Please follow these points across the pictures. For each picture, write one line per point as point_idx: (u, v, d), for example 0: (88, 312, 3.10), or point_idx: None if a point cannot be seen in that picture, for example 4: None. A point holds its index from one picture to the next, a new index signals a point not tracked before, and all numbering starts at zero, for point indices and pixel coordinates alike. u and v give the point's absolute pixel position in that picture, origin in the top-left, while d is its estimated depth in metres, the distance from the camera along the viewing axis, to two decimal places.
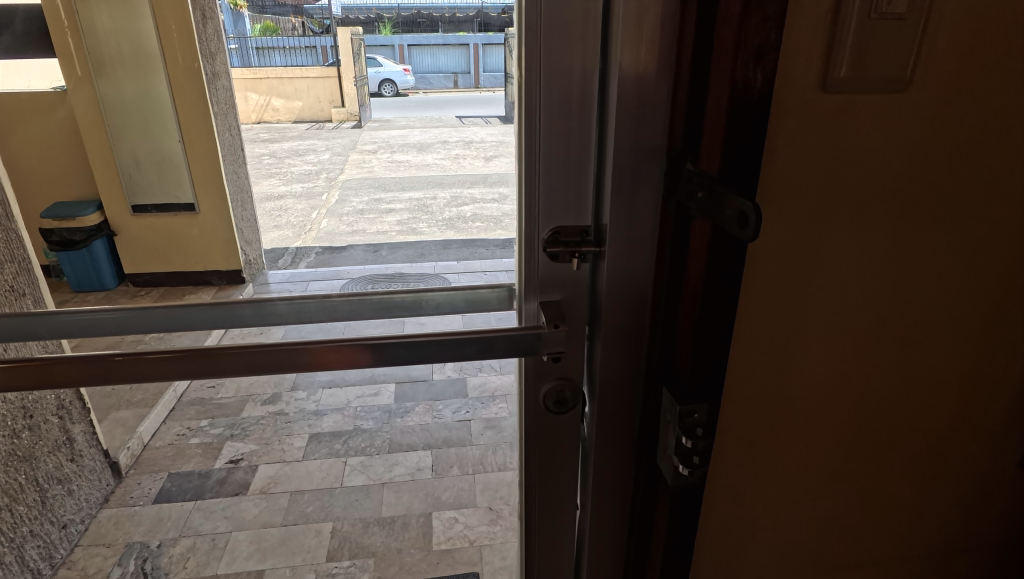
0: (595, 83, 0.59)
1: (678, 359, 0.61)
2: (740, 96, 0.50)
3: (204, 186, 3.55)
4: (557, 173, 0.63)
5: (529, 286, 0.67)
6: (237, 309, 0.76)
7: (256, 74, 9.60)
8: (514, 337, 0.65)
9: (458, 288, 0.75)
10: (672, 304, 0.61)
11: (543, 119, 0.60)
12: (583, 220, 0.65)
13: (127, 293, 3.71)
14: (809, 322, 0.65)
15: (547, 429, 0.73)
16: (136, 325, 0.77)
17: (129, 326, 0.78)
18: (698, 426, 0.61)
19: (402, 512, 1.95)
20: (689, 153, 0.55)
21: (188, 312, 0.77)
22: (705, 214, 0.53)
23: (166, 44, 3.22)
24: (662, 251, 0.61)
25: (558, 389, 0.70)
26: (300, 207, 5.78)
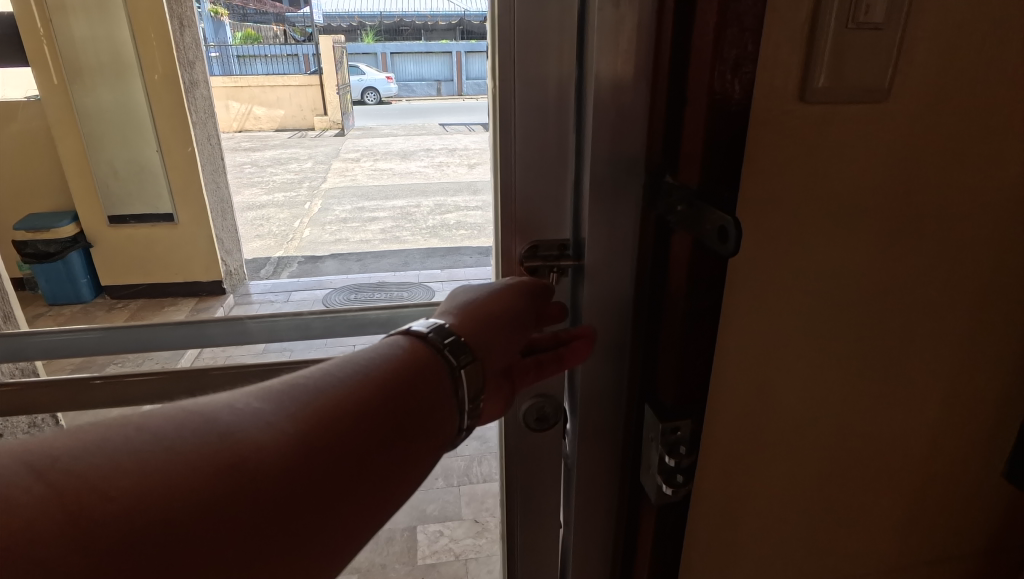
0: (571, 92, 0.58)
1: (662, 375, 0.59)
2: (718, 105, 0.48)
3: (183, 196, 3.49)
4: (533, 185, 0.61)
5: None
6: (204, 327, 0.74)
7: (237, 83, 9.49)
8: None
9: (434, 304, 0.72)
10: (654, 318, 0.60)
11: (518, 129, 0.59)
12: (561, 234, 0.64)
13: (105, 307, 3.63)
14: (789, 334, 0.64)
15: (529, 447, 0.72)
16: (102, 347, 0.75)
17: (92, 349, 0.75)
18: (681, 443, 0.59)
19: (389, 527, 2.15)
20: (668, 166, 0.54)
21: (154, 331, 0.74)
22: (685, 227, 0.52)
23: (143, 53, 3.16)
24: (642, 263, 0.60)
25: (538, 406, 0.69)
26: (282, 216, 5.73)
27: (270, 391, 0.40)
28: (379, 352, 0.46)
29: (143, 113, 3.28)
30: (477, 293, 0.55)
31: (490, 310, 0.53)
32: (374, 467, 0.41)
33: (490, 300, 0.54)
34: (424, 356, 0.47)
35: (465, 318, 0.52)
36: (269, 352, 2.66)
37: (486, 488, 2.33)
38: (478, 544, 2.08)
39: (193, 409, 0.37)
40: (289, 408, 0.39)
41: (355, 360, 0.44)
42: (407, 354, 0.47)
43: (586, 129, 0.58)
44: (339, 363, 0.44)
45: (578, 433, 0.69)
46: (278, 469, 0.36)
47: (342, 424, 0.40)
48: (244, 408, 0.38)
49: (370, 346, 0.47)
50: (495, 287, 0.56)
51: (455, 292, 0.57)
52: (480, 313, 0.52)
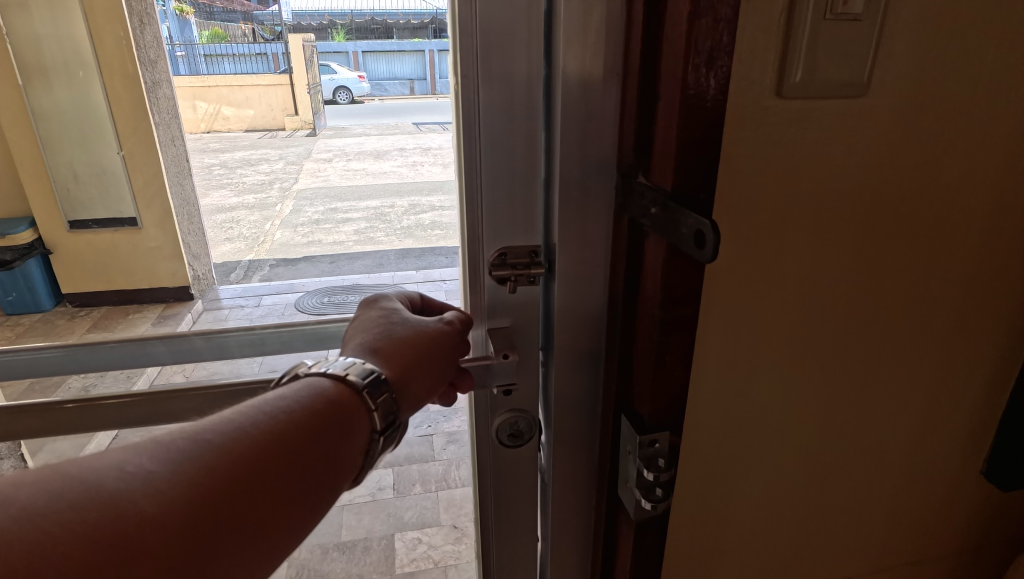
0: (537, 92, 0.55)
1: (639, 385, 0.57)
2: (692, 103, 0.45)
3: (148, 200, 3.40)
4: (501, 191, 0.58)
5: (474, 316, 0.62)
6: (146, 346, 0.69)
7: (205, 82, 9.26)
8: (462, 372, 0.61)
9: None
10: (627, 324, 0.57)
11: (484, 128, 0.55)
12: (532, 240, 0.61)
13: (66, 314, 3.44)
14: (769, 339, 0.61)
15: (503, 466, 0.69)
16: (50, 367, 0.69)
17: (41, 370, 0.69)
18: (659, 457, 0.57)
19: (364, 536, 2.12)
20: (641, 167, 0.51)
21: (101, 351, 0.69)
22: (660, 231, 0.49)
23: (101, 52, 3.06)
24: (617, 269, 0.57)
25: (512, 421, 0.66)
26: (253, 218, 5.61)
27: (166, 450, 0.38)
28: (302, 407, 0.43)
29: (103, 114, 3.18)
30: (413, 334, 0.53)
31: (436, 354, 0.53)
32: (271, 537, 0.40)
33: (439, 342, 0.53)
34: (352, 411, 0.46)
35: (406, 357, 0.51)
36: (237, 368, 2.54)
37: (465, 492, 2.31)
38: (458, 550, 2.06)
39: (68, 476, 0.34)
40: (187, 470, 0.37)
41: (273, 413, 0.42)
42: (336, 406, 0.45)
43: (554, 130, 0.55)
44: (252, 413, 0.42)
45: (552, 450, 0.66)
46: (165, 541, 0.34)
47: (260, 480, 0.39)
48: (134, 472, 0.36)
49: (294, 395, 0.44)
50: (429, 328, 0.54)
51: (390, 319, 0.54)
52: (426, 355, 0.52)
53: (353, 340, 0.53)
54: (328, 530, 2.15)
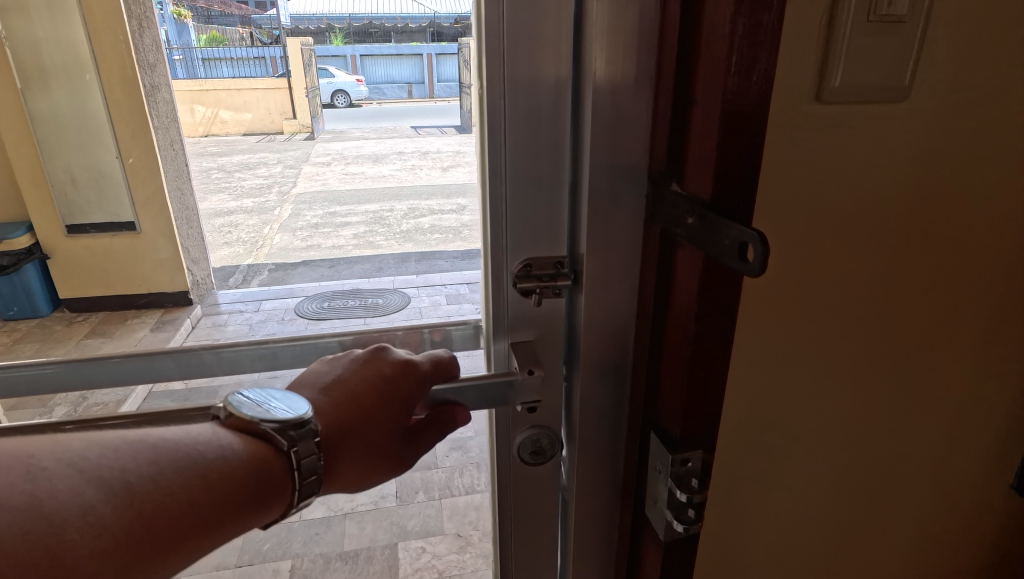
0: (564, 100, 0.53)
1: (668, 403, 0.54)
2: (732, 109, 0.43)
3: (146, 204, 3.36)
4: (525, 200, 0.56)
5: (494, 329, 0.62)
6: (154, 361, 0.67)
7: (203, 86, 9.25)
8: (483, 388, 0.60)
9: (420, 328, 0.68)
10: (654, 338, 0.55)
11: (508, 134, 0.53)
12: (556, 251, 0.59)
13: (63, 320, 3.41)
14: (797, 354, 0.59)
15: (524, 480, 0.67)
16: (55, 384, 0.67)
17: (45, 386, 0.67)
18: (691, 476, 0.54)
19: (367, 545, 2.09)
20: (673, 173, 0.49)
21: (101, 366, 0.66)
22: (694, 242, 0.46)
23: (100, 56, 3.04)
24: (646, 283, 0.54)
25: (535, 437, 0.65)
26: (251, 222, 5.58)
27: (122, 489, 0.42)
28: (245, 483, 0.47)
29: (102, 118, 3.15)
30: (379, 447, 0.56)
31: (372, 475, 0.56)
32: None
33: (384, 467, 0.56)
34: (279, 500, 0.49)
35: (352, 467, 0.54)
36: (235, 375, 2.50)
37: (469, 500, 2.29)
38: (462, 559, 2.03)
39: (42, 510, 0.38)
40: (130, 513, 0.41)
41: (221, 476, 0.46)
42: (268, 493, 0.48)
43: (582, 139, 0.53)
44: (207, 467, 0.46)
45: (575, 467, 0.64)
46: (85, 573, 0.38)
47: (179, 559, 0.43)
48: (97, 519, 0.40)
49: (245, 464, 0.48)
50: (397, 444, 0.57)
51: (388, 416, 0.56)
52: (363, 475, 0.55)
53: (349, 404, 0.55)
54: (329, 539, 2.12)
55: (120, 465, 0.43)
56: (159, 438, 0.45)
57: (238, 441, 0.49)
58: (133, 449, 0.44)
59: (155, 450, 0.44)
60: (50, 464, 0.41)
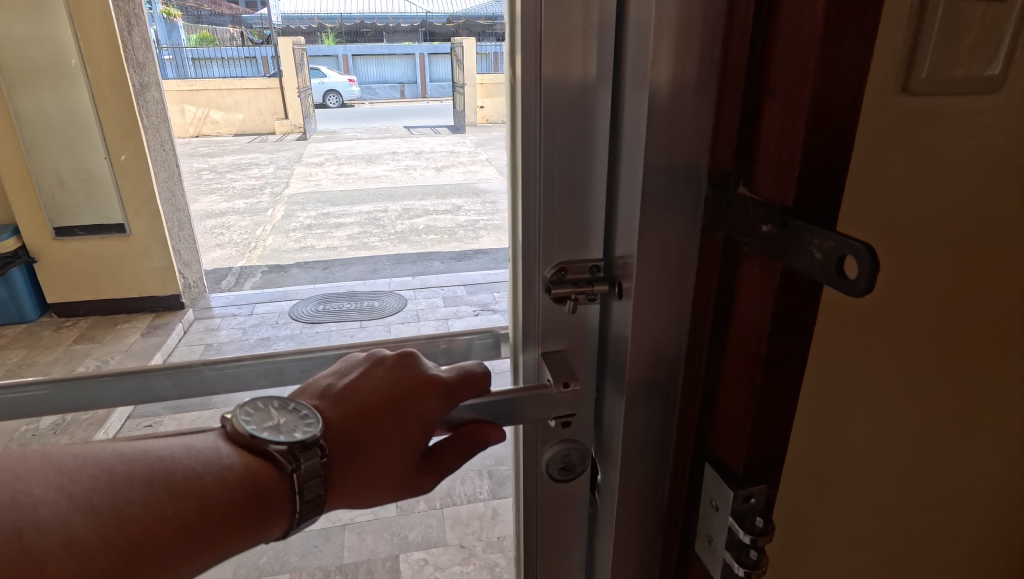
0: (600, 97, 0.49)
1: (731, 434, 0.48)
2: (821, 100, 0.36)
3: (136, 205, 3.27)
4: (559, 198, 0.52)
5: (530, 338, 0.57)
6: (149, 379, 0.60)
7: (193, 86, 9.14)
8: (511, 405, 0.55)
9: (434, 336, 0.62)
10: (712, 356, 0.49)
11: (542, 127, 0.49)
12: (592, 254, 0.55)
13: (51, 326, 3.32)
14: (865, 385, 0.50)
15: (551, 500, 0.63)
16: (43, 406, 0.60)
17: (28, 408, 0.60)
18: (755, 514, 0.49)
19: (367, 557, 2.02)
20: (741, 174, 0.43)
21: (93, 386, 0.59)
22: (768, 252, 0.40)
23: (87, 54, 2.95)
24: (706, 298, 0.48)
25: (564, 453, 0.61)
26: (243, 223, 5.48)
27: (108, 512, 0.41)
28: (239, 497, 0.45)
29: (90, 118, 3.06)
30: (394, 460, 0.52)
31: (383, 498, 0.52)
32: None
33: (397, 490, 0.52)
34: (279, 517, 0.47)
35: (362, 483, 0.51)
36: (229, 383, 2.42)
37: (471, 509, 2.23)
38: (466, 570, 1.97)
39: (21, 542, 0.39)
40: (111, 535, 0.41)
41: (213, 491, 0.45)
42: (265, 508, 0.46)
43: (623, 137, 0.49)
44: (200, 480, 0.45)
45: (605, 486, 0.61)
46: None
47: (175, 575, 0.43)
48: (82, 546, 0.40)
49: (239, 477, 0.46)
50: (414, 459, 0.52)
51: (406, 428, 0.52)
52: (373, 497, 0.52)
53: (361, 419, 0.52)
54: (328, 552, 2.05)
55: (111, 490, 0.42)
56: (157, 457, 0.45)
57: (242, 459, 0.47)
58: (129, 471, 0.44)
59: (151, 473, 0.44)
60: (36, 488, 0.41)
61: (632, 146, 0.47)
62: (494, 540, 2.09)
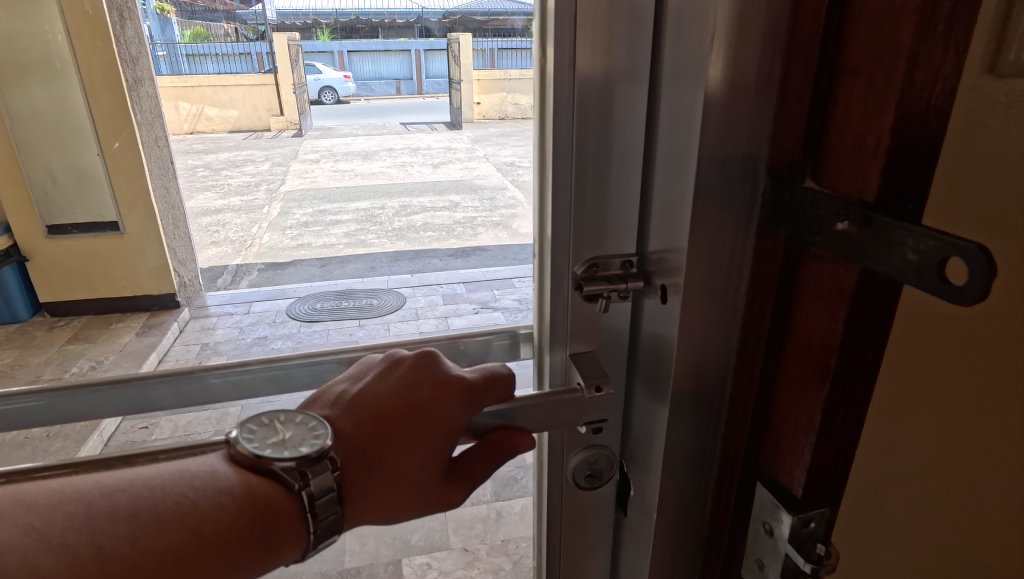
0: (638, 79, 0.46)
1: (790, 453, 0.44)
2: (915, 84, 0.32)
3: (129, 204, 3.21)
4: (591, 188, 0.49)
5: (558, 335, 0.55)
6: (146, 387, 0.55)
7: (187, 82, 9.03)
8: (542, 411, 0.51)
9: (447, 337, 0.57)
10: (767, 366, 0.45)
11: (574, 112, 0.47)
12: (625, 248, 0.52)
13: (44, 326, 3.26)
14: (936, 403, 0.43)
15: (574, 509, 0.60)
16: (32, 418, 0.55)
17: (15, 422, 0.54)
18: (814, 539, 0.44)
19: (368, 562, 1.97)
20: (809, 166, 0.38)
21: (86, 396, 0.54)
22: (843, 254, 0.36)
23: (78, 48, 2.89)
24: (764, 302, 0.43)
25: (591, 460, 0.58)
26: (239, 220, 5.41)
27: (85, 550, 0.40)
28: (238, 518, 0.44)
29: (82, 114, 3.00)
30: (417, 469, 0.49)
31: (408, 511, 0.50)
32: None
33: (425, 503, 0.50)
34: (294, 535, 0.45)
35: (384, 495, 0.48)
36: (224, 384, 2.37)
37: (474, 512, 2.18)
38: (470, 575, 1.93)
39: None
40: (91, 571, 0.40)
41: (204, 515, 0.43)
42: (273, 526, 0.45)
43: (662, 124, 0.46)
44: (191, 505, 0.44)
45: (633, 493, 0.57)
46: None
47: None
48: None
49: (235, 498, 0.44)
50: (440, 469, 0.50)
51: (430, 436, 0.49)
52: (398, 509, 0.49)
53: (373, 428, 0.48)
54: (330, 557, 2.00)
55: (90, 526, 0.41)
56: (144, 487, 0.44)
57: (239, 480, 0.45)
58: (109, 504, 0.42)
59: (136, 505, 0.43)
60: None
61: (671, 133, 0.45)
62: (499, 543, 2.05)
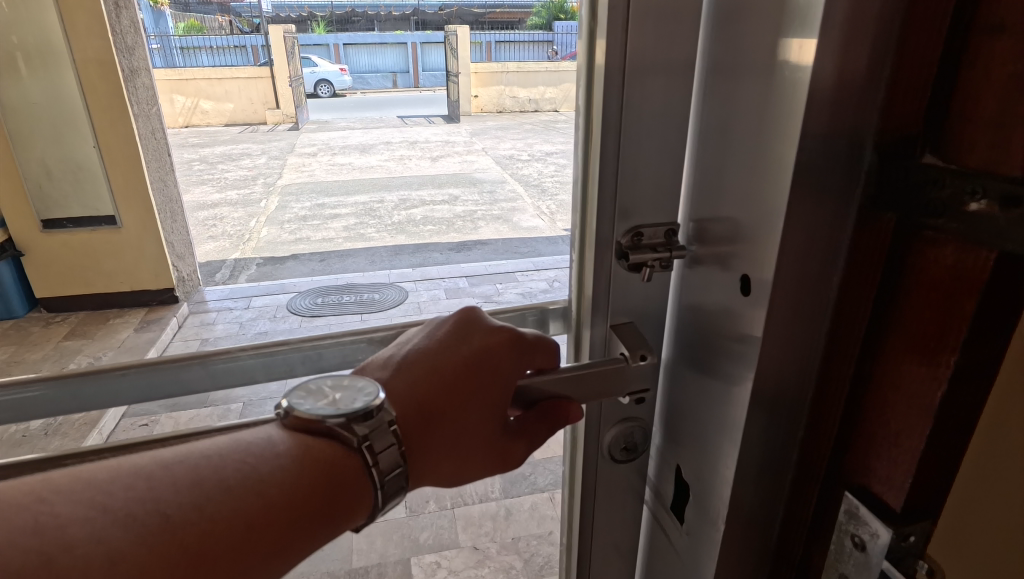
0: (693, 26, 0.41)
1: (891, 461, 0.39)
2: None
3: (126, 197, 3.14)
4: (640, 148, 0.44)
5: (599, 307, 0.50)
6: (178, 373, 0.50)
7: (182, 76, 8.94)
8: (588, 378, 0.47)
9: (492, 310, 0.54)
10: (862, 365, 0.40)
11: (625, 63, 0.42)
12: (673, 211, 0.47)
13: (40, 322, 3.20)
14: None
15: (606, 486, 0.56)
16: (50, 408, 0.50)
17: (28, 413, 0.50)
18: (913, 554, 0.40)
19: (377, 561, 1.93)
20: (927, 139, 0.33)
21: (110, 383, 0.49)
22: (975, 236, 0.31)
23: (73, 38, 2.82)
24: (866, 290, 0.38)
25: (627, 434, 0.54)
26: (237, 215, 5.35)
27: (144, 521, 0.37)
28: (299, 483, 0.42)
29: (77, 105, 2.93)
30: (473, 426, 0.49)
31: (472, 468, 0.50)
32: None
33: (486, 459, 0.50)
34: (362, 500, 0.44)
35: (441, 454, 0.48)
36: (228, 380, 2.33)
37: (483, 509, 2.15)
38: (480, 574, 1.88)
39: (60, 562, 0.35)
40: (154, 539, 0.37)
41: (263, 481, 0.41)
42: (338, 490, 0.43)
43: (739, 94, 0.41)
44: (246, 472, 0.41)
45: (686, 495, 0.53)
46: None
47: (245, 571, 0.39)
48: (126, 556, 0.36)
49: (289, 464, 0.42)
50: (498, 427, 0.49)
51: (487, 393, 0.48)
52: (462, 466, 0.49)
53: (435, 383, 0.47)
54: (337, 556, 1.95)
55: (155, 496, 0.39)
56: (203, 457, 0.41)
57: (297, 445, 0.43)
58: (169, 474, 0.40)
59: (199, 475, 0.40)
60: (63, 508, 0.37)
61: (736, 105, 0.41)
62: (509, 541, 2.00)
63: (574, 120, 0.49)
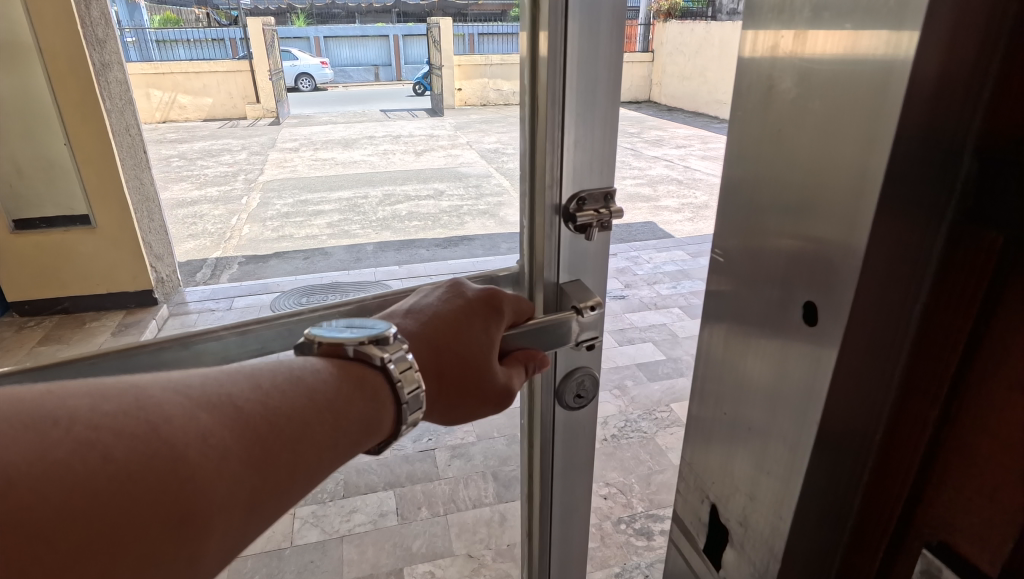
0: (605, 56, 0.67)
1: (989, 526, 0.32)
2: None
3: (101, 196, 3.01)
4: (576, 137, 0.68)
5: (553, 270, 0.73)
6: (159, 352, 0.52)
7: (158, 69, 8.71)
8: (551, 328, 0.66)
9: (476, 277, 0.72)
10: (947, 411, 0.33)
11: (565, 77, 0.65)
12: (600, 191, 0.72)
13: (12, 326, 3.07)
14: None
15: (563, 420, 0.83)
16: None
17: None
18: None
19: (369, 571, 1.87)
20: None
21: (88, 368, 0.51)
22: None
23: (40, 31, 2.68)
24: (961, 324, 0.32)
25: (575, 376, 0.80)
26: (217, 212, 5.21)
27: (226, 407, 0.42)
28: (341, 393, 0.48)
29: (47, 101, 2.81)
30: (478, 365, 0.58)
31: (470, 403, 0.58)
32: (291, 475, 0.43)
33: (487, 398, 0.59)
34: (385, 415, 0.50)
35: (449, 391, 0.57)
36: None
37: (477, 515, 2.08)
38: None
39: (163, 434, 0.38)
40: (233, 422, 0.41)
41: (312, 387, 0.47)
42: (370, 401, 0.49)
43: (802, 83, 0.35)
44: (293, 380, 0.47)
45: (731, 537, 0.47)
46: (214, 463, 0.39)
47: (300, 464, 0.44)
48: (217, 438, 0.40)
49: (330, 374, 0.49)
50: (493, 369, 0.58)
51: (483, 338, 0.59)
52: (467, 402, 0.58)
53: (444, 330, 0.57)
54: (327, 567, 1.88)
55: (228, 391, 0.43)
56: (254, 367, 0.46)
57: (330, 364, 0.50)
58: (232, 377, 0.45)
59: (255, 376, 0.45)
60: (158, 393, 0.40)
61: (796, 110, 0.35)
62: (504, 547, 1.94)
63: (522, 126, 0.72)
